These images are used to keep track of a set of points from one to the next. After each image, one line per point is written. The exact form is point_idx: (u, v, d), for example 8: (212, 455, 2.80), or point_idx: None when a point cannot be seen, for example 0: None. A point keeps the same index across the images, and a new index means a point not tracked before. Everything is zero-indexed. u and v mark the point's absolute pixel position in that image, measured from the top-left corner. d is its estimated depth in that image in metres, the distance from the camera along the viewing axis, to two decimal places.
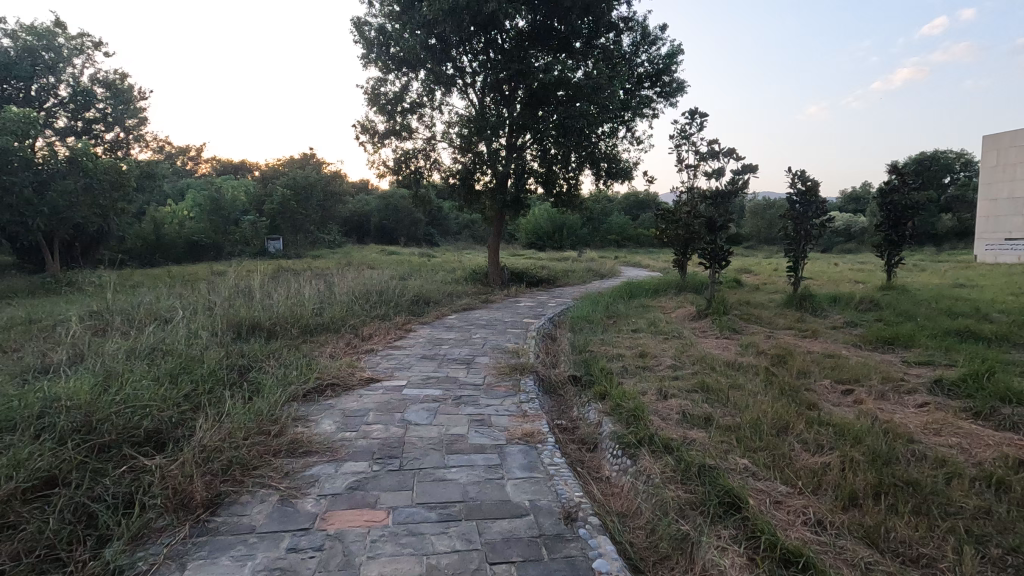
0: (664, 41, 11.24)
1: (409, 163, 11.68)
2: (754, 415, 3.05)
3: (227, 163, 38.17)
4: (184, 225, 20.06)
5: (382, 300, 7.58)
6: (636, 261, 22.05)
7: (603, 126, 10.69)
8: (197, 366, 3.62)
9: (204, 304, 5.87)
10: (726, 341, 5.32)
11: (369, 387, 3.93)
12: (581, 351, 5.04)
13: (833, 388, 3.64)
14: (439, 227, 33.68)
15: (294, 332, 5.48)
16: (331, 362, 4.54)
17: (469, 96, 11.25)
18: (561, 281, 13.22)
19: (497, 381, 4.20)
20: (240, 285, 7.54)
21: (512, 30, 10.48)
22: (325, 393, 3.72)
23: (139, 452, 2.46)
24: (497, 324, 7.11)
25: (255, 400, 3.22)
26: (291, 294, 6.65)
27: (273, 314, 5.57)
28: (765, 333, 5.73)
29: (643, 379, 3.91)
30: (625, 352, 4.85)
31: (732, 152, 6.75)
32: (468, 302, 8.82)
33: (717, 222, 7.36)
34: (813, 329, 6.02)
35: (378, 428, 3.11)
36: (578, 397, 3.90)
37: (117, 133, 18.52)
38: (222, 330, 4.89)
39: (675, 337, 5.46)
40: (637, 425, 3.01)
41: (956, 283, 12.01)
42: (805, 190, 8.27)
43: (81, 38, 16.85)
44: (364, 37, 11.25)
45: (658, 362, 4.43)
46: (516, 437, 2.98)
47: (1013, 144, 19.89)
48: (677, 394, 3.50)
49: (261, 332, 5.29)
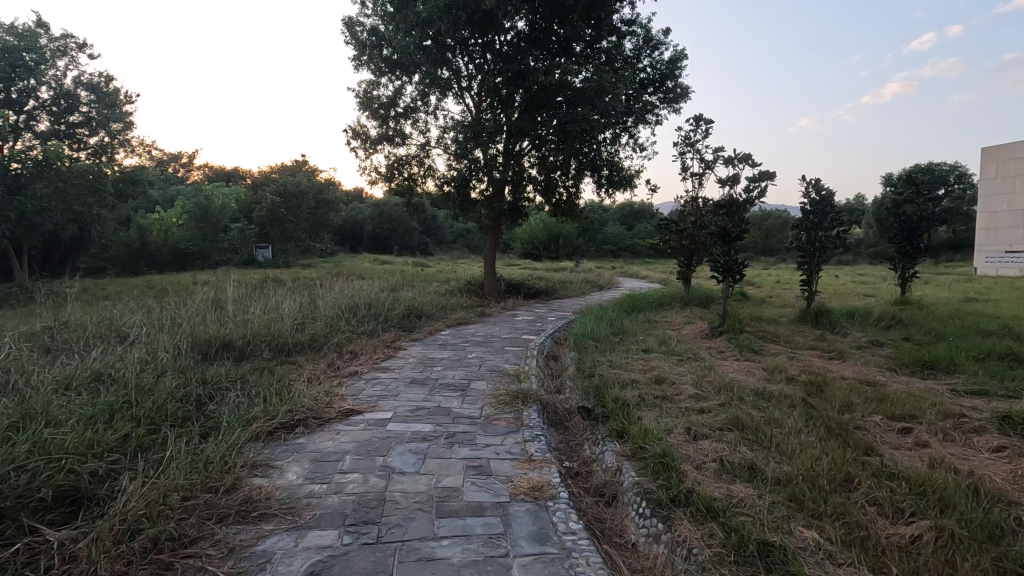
0: (668, 45, 10.89)
1: (402, 170, 11.21)
2: (806, 465, 2.55)
3: (219, 170, 37.61)
4: (170, 233, 19.48)
5: (370, 314, 7.05)
6: (633, 271, 21.63)
7: (605, 132, 10.26)
8: (144, 399, 3.08)
9: (173, 319, 5.34)
10: (749, 364, 4.81)
11: (348, 421, 3.40)
12: (589, 376, 4.52)
13: (887, 426, 3.13)
14: (433, 236, 33.19)
15: (270, 353, 4.93)
16: (308, 389, 4.01)
17: (465, 100, 10.81)
18: (560, 293, 12.73)
19: (496, 411, 3.69)
20: (217, 296, 6.99)
21: (511, 32, 10.05)
22: (298, 429, 3.19)
23: (41, 524, 1.93)
24: (494, 341, 6.58)
25: (206, 445, 2.67)
26: (270, 308, 6.10)
27: (247, 331, 5.02)
28: (787, 355, 5.23)
29: (665, 414, 3.39)
30: (639, 378, 4.33)
31: (748, 158, 6.26)
32: (462, 316, 8.31)
33: (731, 233, 6.80)
34: (838, 349, 5.53)
35: (355, 477, 2.58)
36: (591, 434, 3.39)
37: (102, 137, 17.84)
38: (186, 352, 4.34)
39: (691, 359, 4.95)
40: (668, 477, 2.50)
41: (968, 297, 11.56)
42: (821, 201, 7.82)
43: (65, 39, 16.35)
44: (356, 38, 10.80)
45: (678, 390, 3.92)
46: (521, 492, 2.47)
47: (1013, 156, 19.64)
48: (708, 432, 3.00)
49: (232, 352, 4.74)
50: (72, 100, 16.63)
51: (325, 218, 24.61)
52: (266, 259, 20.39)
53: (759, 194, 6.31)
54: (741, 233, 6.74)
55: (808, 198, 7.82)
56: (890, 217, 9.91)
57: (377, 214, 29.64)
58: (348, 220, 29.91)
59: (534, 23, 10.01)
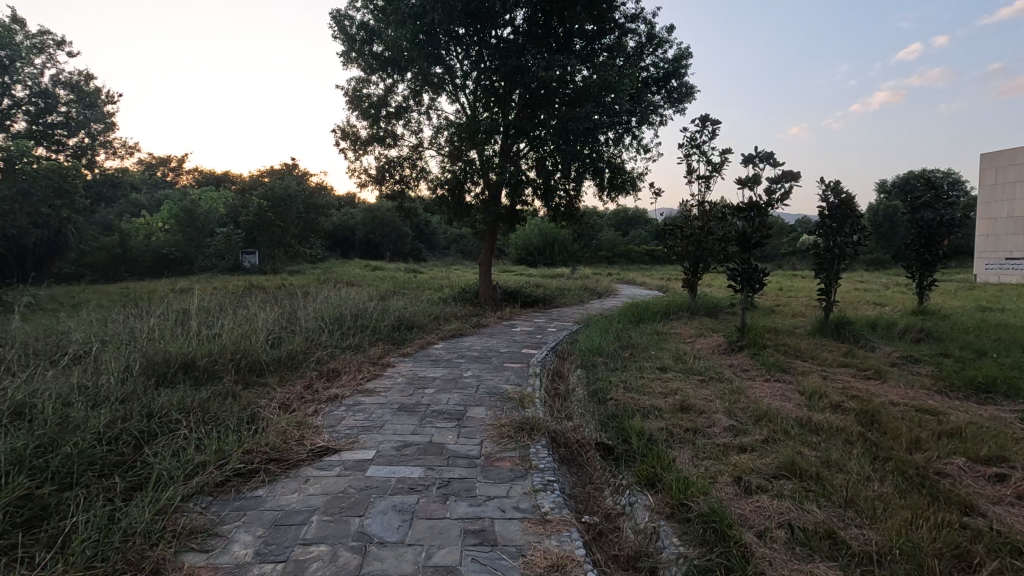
0: (672, 43, 10.44)
1: (393, 173, 10.67)
2: (903, 533, 1.99)
3: (208, 174, 36.82)
4: (153, 238, 18.80)
5: (356, 326, 6.47)
6: (631, 278, 21.13)
7: (608, 133, 9.76)
8: (63, 440, 2.49)
9: (130, 334, 4.73)
10: (782, 386, 4.25)
11: (320, 464, 2.82)
12: (602, 402, 3.97)
13: (973, 471, 2.61)
14: (426, 242, 32.58)
15: (238, 375, 4.35)
16: (275, 420, 3.42)
17: (460, 99, 10.29)
18: (559, 301, 12.19)
19: (498, 448, 3.12)
20: (186, 306, 6.38)
21: (509, 26, 9.57)
22: (256, 477, 2.60)
23: None
24: (492, 356, 5.98)
25: (131, 510, 2.09)
26: (243, 321, 5.49)
27: (211, 348, 4.42)
28: (820, 374, 4.71)
29: (701, 454, 2.84)
30: (661, 404, 3.78)
31: (772, 157, 5.74)
32: (456, 327, 7.72)
33: (751, 237, 6.24)
34: (874, 367, 5.01)
35: (321, 551, 1.99)
36: (613, 478, 2.83)
37: (81, 138, 17.08)
38: (137, 376, 3.75)
39: (715, 380, 4.42)
40: (725, 553, 1.95)
41: (982, 306, 11.12)
42: (839, 205, 7.34)
43: (42, 35, 15.78)
44: (344, 32, 10.28)
45: (711, 422, 3.36)
46: (536, 573, 1.90)
47: (1012, 162, 19.33)
48: (761, 481, 2.45)
49: (193, 373, 4.15)
50: (50, 100, 16.01)
51: (316, 224, 23.97)
52: (254, 265, 19.79)
53: (782, 196, 5.79)
54: (761, 238, 6.20)
55: (826, 202, 7.34)
56: (908, 223, 9.45)
57: (369, 220, 29.10)
58: (339, 226, 29.31)
59: (531, 19, 9.52)
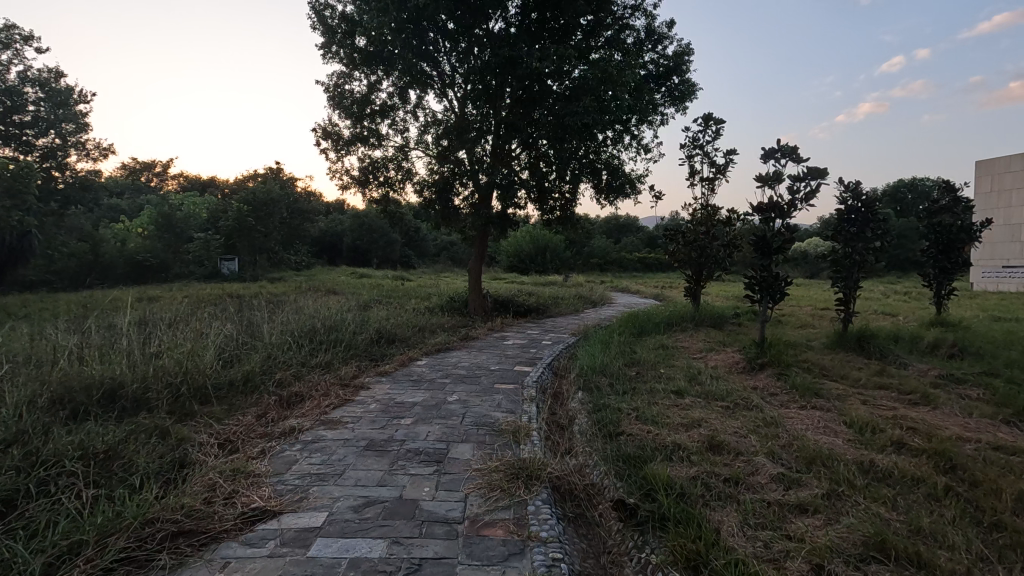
0: (673, 39, 9.91)
1: (377, 174, 10.02)
2: None
3: (193, 178, 35.83)
4: (127, 245, 17.90)
5: (330, 340, 5.78)
6: (625, 285, 20.54)
7: (606, 132, 9.15)
8: None
9: (52, 350, 4.00)
10: (823, 417, 3.60)
11: (248, 536, 2.13)
12: (611, 437, 3.32)
13: None
14: (415, 249, 31.76)
15: (176, 403, 3.64)
16: (205, 470, 2.72)
17: (449, 96, 9.68)
18: (553, 310, 11.53)
19: (487, 507, 2.43)
20: (137, 318, 5.66)
21: (501, 18, 8.98)
22: (153, 564, 1.91)
23: None
24: (481, 376, 5.25)
25: None
26: (193, 336, 4.78)
27: (145, 371, 3.71)
28: (859, 399, 4.09)
29: (752, 520, 2.19)
30: (685, 439, 3.13)
31: (796, 153, 5.12)
32: (442, 340, 7.03)
33: (772, 243, 5.58)
34: (919, 391, 4.36)
35: None
36: (636, 549, 2.17)
37: (52, 138, 16.05)
38: (43, 410, 3.04)
39: (741, 409, 3.77)
40: None
41: (995, 316, 10.59)
42: (858, 206, 6.77)
43: (8, 29, 14.99)
44: (325, 23, 9.64)
45: (754, 469, 2.69)
46: None
47: (1008, 169, 19.05)
48: (850, 574, 1.80)
49: (119, 402, 3.45)
50: (16, 98, 15.12)
51: (300, 229, 23.16)
52: (233, 272, 18.86)
53: (806, 196, 5.19)
54: (783, 243, 5.56)
55: (843, 203, 6.84)
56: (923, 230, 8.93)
57: (357, 226, 28.42)
58: (326, 232, 28.60)
59: (524, 10, 8.91)
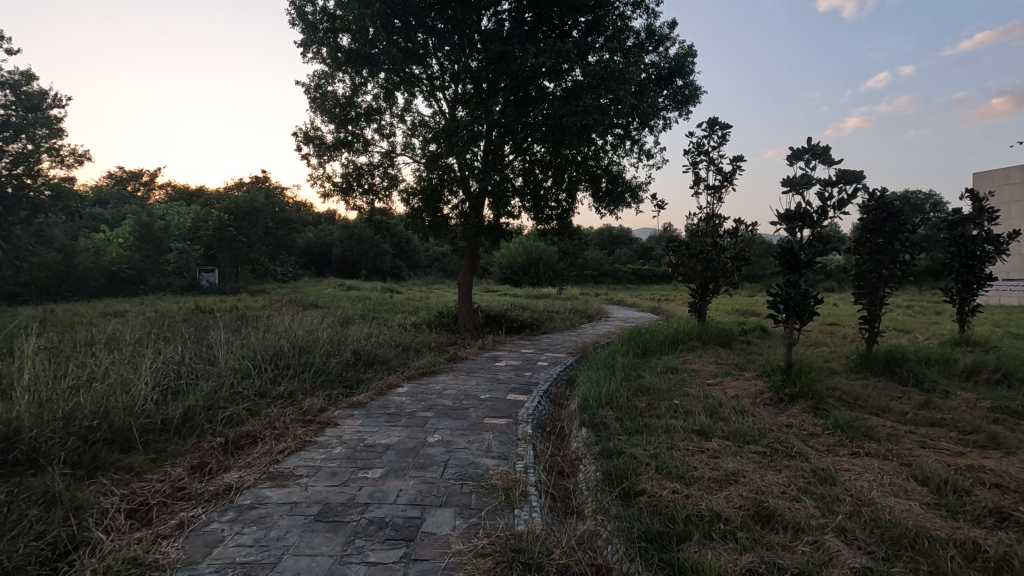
0: (675, 40, 9.41)
1: (362, 181, 9.36)
2: None
3: (181, 188, 34.97)
4: (103, 255, 17.00)
5: (299, 365, 5.07)
6: (621, 298, 19.92)
7: (606, 137, 8.57)
8: None
9: None
10: (887, 468, 2.94)
11: None
12: (632, 499, 2.63)
13: None
14: (406, 260, 31.01)
15: (86, 452, 2.93)
16: (90, 562, 2.03)
17: (438, 96, 9.06)
18: (549, 326, 10.88)
19: None
20: (76, 340, 4.92)
21: (494, 13, 8.40)
22: None
23: None
24: (469, 409, 4.53)
25: None
26: (131, 363, 4.09)
27: (54, 412, 3.02)
28: (916, 441, 3.45)
29: None
30: (727, 505, 2.45)
31: (829, 153, 4.52)
32: (428, 362, 6.33)
33: (801, 255, 4.96)
34: (982, 428, 3.72)
35: None
36: None
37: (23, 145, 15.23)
38: None
39: (783, 456, 3.13)
40: None
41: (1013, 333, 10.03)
42: (884, 215, 6.17)
43: None
44: (306, 20, 9.03)
45: (827, 558, 2.02)
46: None
47: (1006, 181, 18.69)
48: None
49: (9, 455, 2.75)
50: None
51: (286, 240, 22.38)
52: (213, 285, 17.97)
53: (838, 202, 4.60)
54: (813, 256, 4.93)
55: (868, 211, 6.26)
56: (941, 240, 8.34)
57: (345, 237, 27.71)
58: (315, 243, 27.89)
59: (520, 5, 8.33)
